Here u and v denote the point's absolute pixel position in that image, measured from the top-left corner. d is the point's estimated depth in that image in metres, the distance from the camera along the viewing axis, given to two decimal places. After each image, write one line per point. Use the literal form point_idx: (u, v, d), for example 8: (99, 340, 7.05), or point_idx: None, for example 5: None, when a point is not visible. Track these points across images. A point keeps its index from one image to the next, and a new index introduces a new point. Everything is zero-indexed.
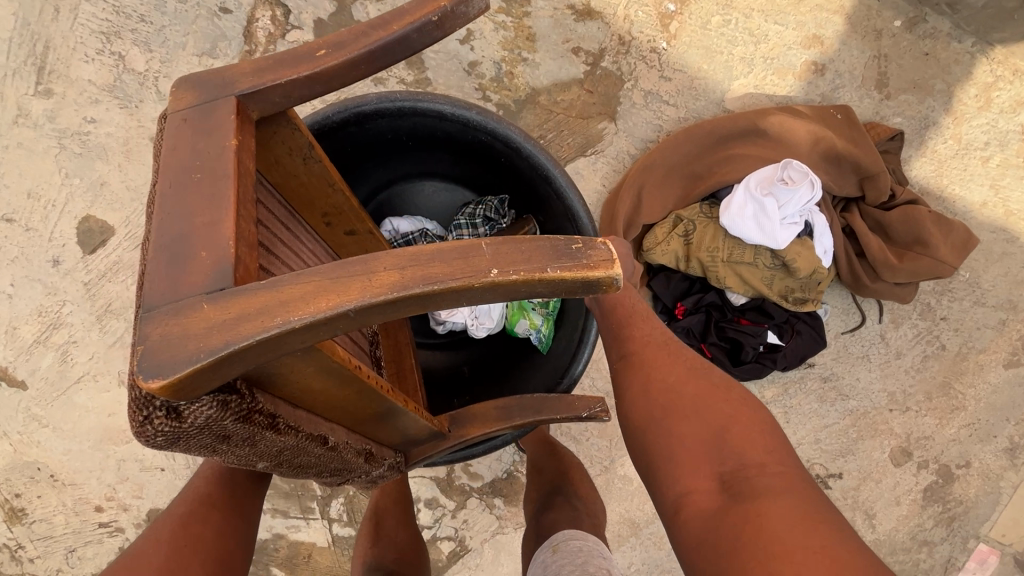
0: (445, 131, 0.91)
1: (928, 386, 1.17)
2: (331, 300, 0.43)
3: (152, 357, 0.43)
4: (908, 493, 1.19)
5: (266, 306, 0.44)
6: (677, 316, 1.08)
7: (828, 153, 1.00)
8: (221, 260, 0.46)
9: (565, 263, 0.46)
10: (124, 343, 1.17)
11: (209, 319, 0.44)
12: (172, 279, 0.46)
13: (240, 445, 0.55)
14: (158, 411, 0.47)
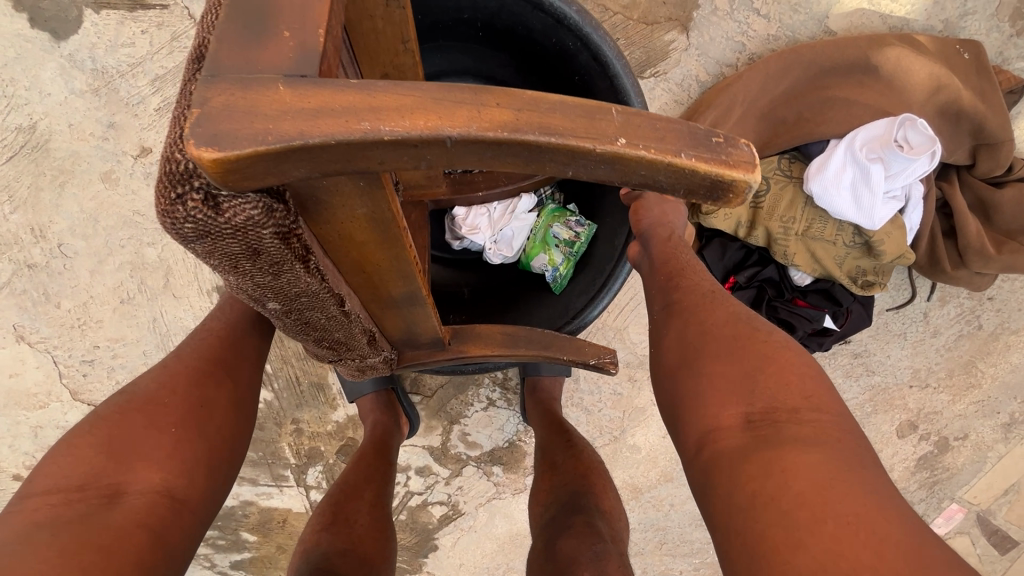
0: (527, 28, 0.65)
1: (953, 364, 1.11)
2: (430, 119, 0.25)
3: (208, 127, 0.25)
4: (903, 460, 1.20)
5: (353, 107, 0.25)
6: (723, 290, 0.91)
7: (947, 107, 0.80)
8: (309, 41, 0.27)
9: (710, 146, 0.26)
10: (15, 290, 0.88)
11: (282, 109, 0.25)
12: (237, 43, 0.27)
13: (262, 280, 0.36)
14: (194, 190, 0.28)
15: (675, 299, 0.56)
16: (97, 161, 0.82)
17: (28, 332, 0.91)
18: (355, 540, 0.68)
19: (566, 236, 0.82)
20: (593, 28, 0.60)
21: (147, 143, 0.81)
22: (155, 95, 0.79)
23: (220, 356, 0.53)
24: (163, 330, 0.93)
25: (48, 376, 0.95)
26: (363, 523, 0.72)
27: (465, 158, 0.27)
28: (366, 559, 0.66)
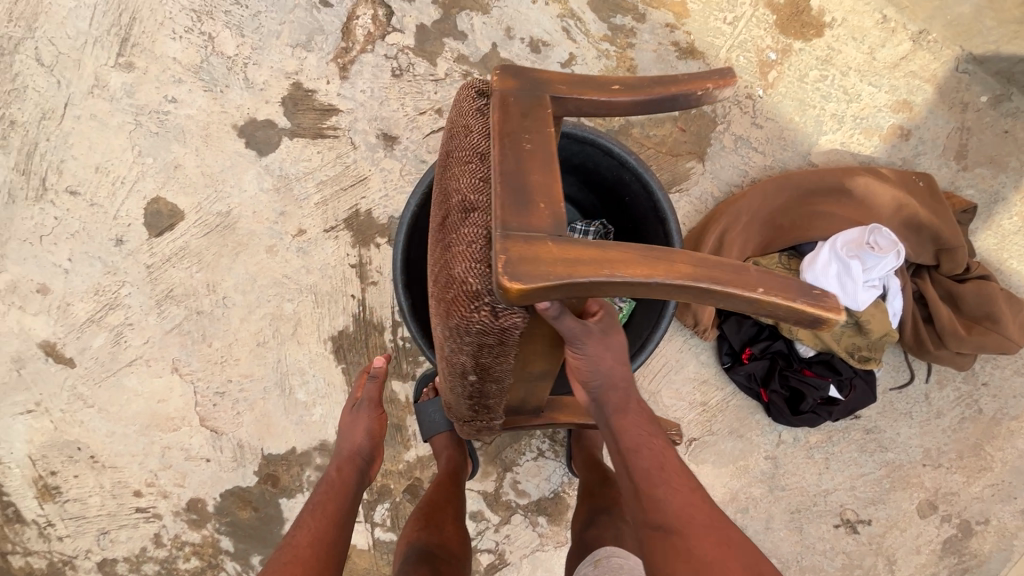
0: (596, 164, 0.94)
1: (961, 445, 1.23)
2: (641, 270, 0.48)
3: (511, 262, 0.47)
4: (929, 543, 1.25)
5: (594, 259, 0.48)
6: (741, 359, 1.12)
7: (909, 221, 1.03)
8: (558, 213, 0.50)
9: (812, 299, 0.47)
10: (182, 330, 1.15)
11: (555, 254, 0.47)
12: (522, 213, 0.50)
13: (494, 353, 0.59)
14: (487, 304, 0.52)
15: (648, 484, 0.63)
16: (266, 237, 1.12)
17: (182, 365, 1.16)
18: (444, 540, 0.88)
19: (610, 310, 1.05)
20: (646, 170, 0.87)
21: (304, 226, 1.12)
22: (316, 193, 1.10)
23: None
24: (285, 369, 1.17)
25: (188, 403, 1.17)
26: (451, 530, 0.92)
27: (656, 291, 0.49)
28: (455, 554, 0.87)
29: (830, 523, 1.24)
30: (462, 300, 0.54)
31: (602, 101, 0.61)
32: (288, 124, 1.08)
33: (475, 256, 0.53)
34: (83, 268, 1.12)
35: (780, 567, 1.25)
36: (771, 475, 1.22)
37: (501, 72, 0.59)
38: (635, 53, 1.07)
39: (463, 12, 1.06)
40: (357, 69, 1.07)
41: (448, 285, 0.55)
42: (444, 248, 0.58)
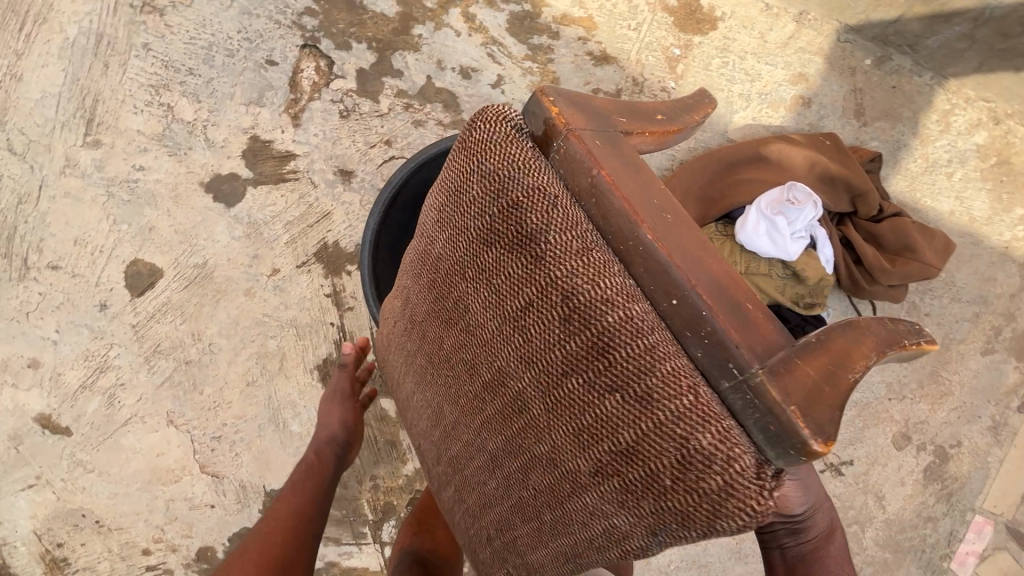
0: None
1: (919, 375, 1.31)
2: (864, 355, 0.42)
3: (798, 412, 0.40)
4: (911, 473, 1.32)
5: (833, 359, 0.41)
6: None
7: (823, 175, 1.14)
8: (760, 306, 0.44)
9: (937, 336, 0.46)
10: (173, 382, 1.20)
11: (810, 371, 0.41)
12: (741, 324, 0.43)
13: None
14: (768, 475, 0.41)
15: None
16: (243, 281, 1.19)
17: (177, 416, 1.21)
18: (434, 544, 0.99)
19: None
20: None
21: (278, 265, 1.19)
22: (285, 234, 1.19)
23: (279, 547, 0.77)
24: (276, 405, 1.22)
25: (186, 453, 1.21)
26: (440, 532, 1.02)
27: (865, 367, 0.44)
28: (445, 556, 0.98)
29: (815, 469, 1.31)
30: (734, 484, 0.41)
31: (654, 137, 0.52)
32: (251, 174, 1.17)
33: (707, 410, 0.43)
34: (71, 337, 1.18)
35: None
36: None
37: (564, 106, 0.50)
38: (555, 67, 1.20)
39: (397, 52, 1.17)
40: (308, 116, 1.17)
41: (669, 456, 0.44)
42: (622, 401, 0.46)
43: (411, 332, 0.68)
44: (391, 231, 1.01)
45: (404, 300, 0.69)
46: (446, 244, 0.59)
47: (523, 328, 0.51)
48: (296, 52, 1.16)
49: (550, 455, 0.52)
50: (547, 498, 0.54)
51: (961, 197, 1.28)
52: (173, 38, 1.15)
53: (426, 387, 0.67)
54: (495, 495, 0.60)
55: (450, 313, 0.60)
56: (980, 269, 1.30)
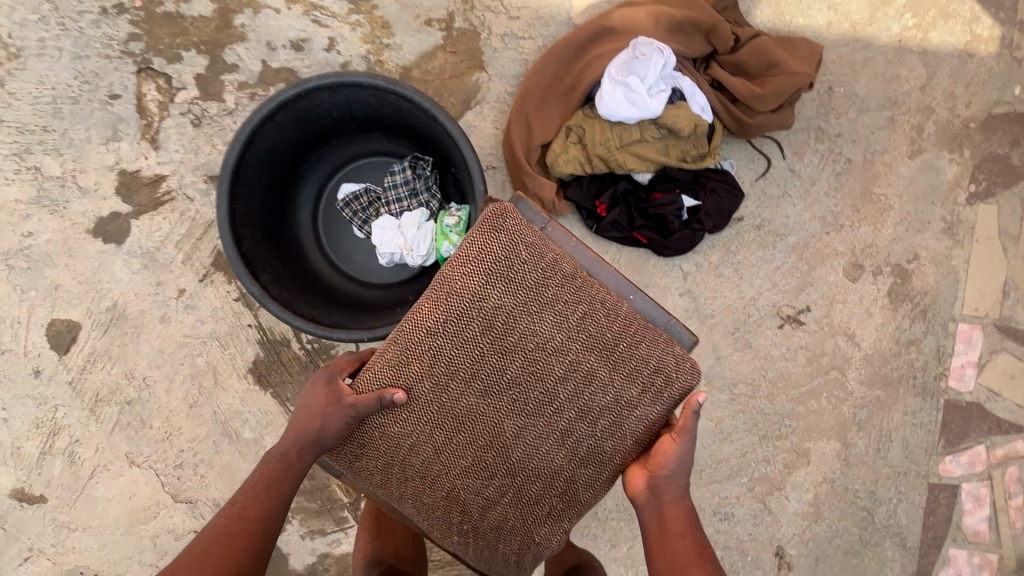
0: (371, 104, 1.03)
1: (852, 199, 1.24)
2: None
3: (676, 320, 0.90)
4: (875, 302, 1.25)
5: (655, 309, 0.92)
6: (601, 214, 1.17)
7: (671, 24, 1.09)
8: None
9: None
10: (122, 425, 1.23)
11: None
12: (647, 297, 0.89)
13: None
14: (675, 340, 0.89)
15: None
16: (156, 310, 1.22)
17: (137, 456, 1.24)
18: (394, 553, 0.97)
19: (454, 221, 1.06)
20: (397, 84, 0.94)
21: (182, 285, 1.22)
22: (179, 253, 1.21)
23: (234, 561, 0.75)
24: (224, 418, 1.24)
25: (156, 488, 1.24)
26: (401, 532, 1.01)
27: None
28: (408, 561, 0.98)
29: (774, 326, 1.25)
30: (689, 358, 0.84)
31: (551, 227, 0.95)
32: (130, 207, 1.20)
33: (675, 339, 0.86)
34: (18, 410, 1.22)
35: (748, 389, 1.25)
36: (694, 309, 1.24)
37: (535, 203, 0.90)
38: (381, 11, 1.19)
39: (227, 47, 1.18)
40: (164, 136, 1.19)
41: (669, 363, 0.82)
42: (648, 343, 0.82)
43: (451, 383, 0.80)
44: (247, 207, 0.99)
45: (428, 359, 0.79)
46: (499, 297, 0.79)
47: (582, 328, 0.80)
48: (134, 79, 1.18)
49: (613, 398, 0.81)
50: (609, 430, 0.82)
51: (834, 6, 1.21)
52: (19, 103, 1.18)
53: (479, 417, 0.81)
54: (568, 461, 0.83)
55: (504, 344, 0.80)
56: (879, 71, 1.23)
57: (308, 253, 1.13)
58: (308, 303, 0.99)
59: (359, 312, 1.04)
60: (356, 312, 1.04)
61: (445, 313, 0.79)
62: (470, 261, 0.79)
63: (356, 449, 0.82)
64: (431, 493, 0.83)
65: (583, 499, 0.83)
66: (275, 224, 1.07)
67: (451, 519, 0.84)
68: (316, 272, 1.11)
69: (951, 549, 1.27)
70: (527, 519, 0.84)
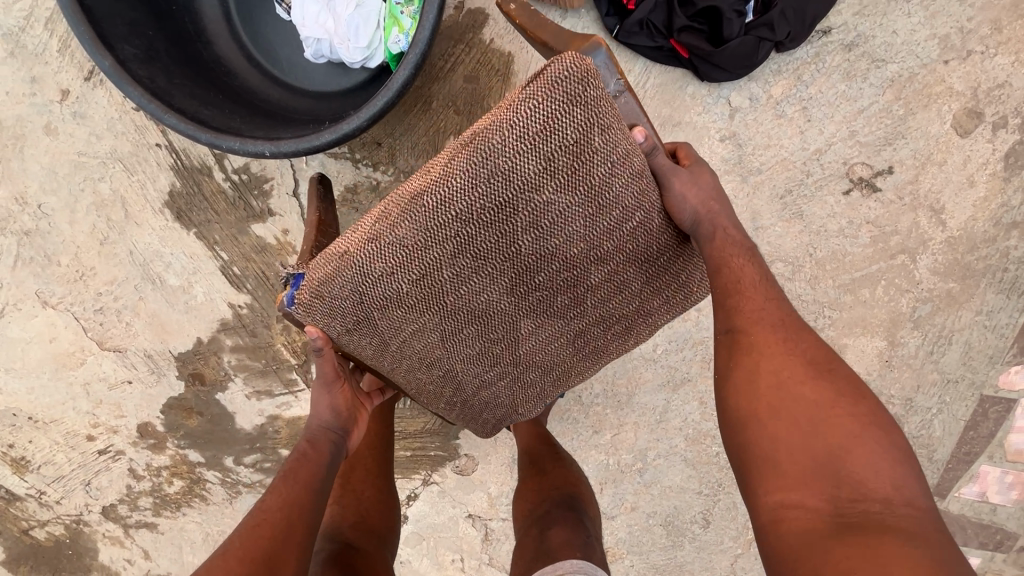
0: None
1: (993, 13, 0.87)
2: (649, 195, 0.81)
3: None
4: (983, 167, 0.93)
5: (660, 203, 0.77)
6: (629, 9, 0.83)
7: None
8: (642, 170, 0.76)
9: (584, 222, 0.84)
10: (25, 260, 1.03)
11: None
12: None
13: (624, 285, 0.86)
14: None
15: (738, 325, 0.59)
16: (36, 118, 0.94)
17: (48, 296, 1.06)
18: (356, 516, 0.76)
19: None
20: None
21: (64, 84, 0.93)
22: (55, 39, 0.91)
23: (266, 549, 0.54)
24: (143, 260, 1.03)
25: (78, 333, 1.09)
26: (369, 495, 0.79)
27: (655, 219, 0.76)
28: (373, 532, 0.75)
29: (838, 191, 0.95)
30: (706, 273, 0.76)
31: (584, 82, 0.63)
32: None
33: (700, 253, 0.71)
34: None
35: (787, 269, 1.00)
36: (737, 161, 0.94)
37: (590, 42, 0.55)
38: None
39: None
40: None
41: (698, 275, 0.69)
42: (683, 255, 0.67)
43: (470, 273, 0.61)
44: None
45: (443, 241, 0.57)
46: (552, 193, 0.55)
47: (627, 233, 0.62)
48: None
49: (632, 308, 0.70)
50: (621, 335, 0.74)
51: None
52: None
53: (495, 308, 0.65)
54: (574, 351, 0.75)
55: (543, 239, 0.59)
56: None
57: (213, 37, 0.84)
58: (197, 102, 0.73)
59: (271, 120, 0.78)
60: (266, 120, 0.78)
61: (474, 188, 0.53)
62: (524, 125, 0.51)
63: (346, 325, 0.62)
64: (419, 363, 0.72)
65: (573, 378, 0.80)
66: None
67: (451, 386, 0.77)
68: (223, 64, 0.84)
69: (982, 465, 1.09)
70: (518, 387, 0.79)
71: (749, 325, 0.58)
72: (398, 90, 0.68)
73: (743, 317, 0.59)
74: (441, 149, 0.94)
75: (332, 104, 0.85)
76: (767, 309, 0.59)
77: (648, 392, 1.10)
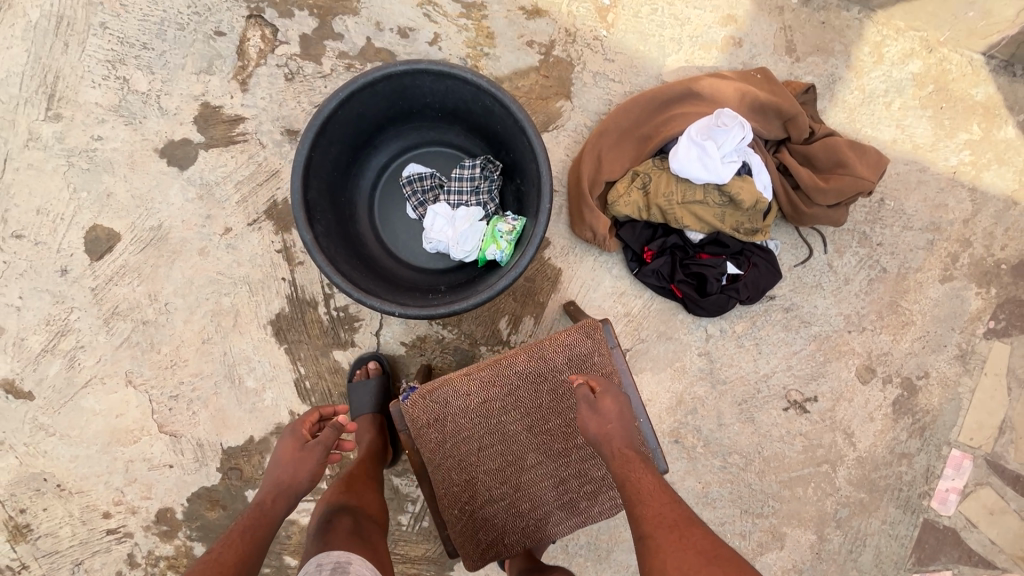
0: (465, 102, 1.09)
1: (878, 305, 1.29)
2: None
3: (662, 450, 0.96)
4: (879, 407, 1.29)
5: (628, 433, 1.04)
6: (645, 260, 1.21)
7: (754, 104, 1.16)
8: None
9: None
10: (130, 343, 1.23)
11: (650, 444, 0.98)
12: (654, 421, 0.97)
13: None
14: None
15: (645, 530, 0.73)
16: (197, 241, 1.23)
17: (135, 376, 1.23)
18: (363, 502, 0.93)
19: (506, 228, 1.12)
20: (498, 91, 1.00)
21: (230, 224, 1.23)
22: (236, 193, 1.23)
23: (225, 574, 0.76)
24: (232, 361, 1.24)
25: (145, 413, 1.23)
26: (370, 501, 0.97)
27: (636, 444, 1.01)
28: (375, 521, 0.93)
29: (778, 407, 1.28)
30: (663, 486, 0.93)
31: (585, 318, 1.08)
32: (202, 138, 1.23)
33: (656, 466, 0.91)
34: (34, 303, 1.22)
35: (741, 461, 1.28)
36: (709, 371, 1.28)
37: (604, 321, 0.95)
38: (490, 22, 1.25)
39: (337, 16, 1.23)
40: (254, 81, 1.23)
41: None
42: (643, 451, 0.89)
43: (504, 414, 0.87)
44: (323, 161, 1.04)
45: (499, 384, 0.87)
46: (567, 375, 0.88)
47: None
48: (242, 22, 1.23)
49: (604, 481, 0.88)
50: (591, 499, 0.88)
51: (902, 125, 1.29)
52: (128, 15, 1.22)
53: (508, 449, 0.87)
54: (555, 504, 0.88)
55: (555, 405, 0.87)
56: (929, 195, 1.29)
57: (359, 218, 1.19)
58: (350, 267, 1.05)
59: (391, 286, 1.09)
60: (388, 287, 1.09)
61: (526, 360, 0.87)
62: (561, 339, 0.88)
63: (424, 420, 0.87)
64: (450, 492, 0.87)
65: (548, 535, 0.88)
66: (340, 180, 1.13)
67: (463, 520, 0.87)
68: (359, 238, 1.17)
69: None
70: (504, 533, 0.87)
71: (652, 528, 0.73)
72: (496, 291, 1.01)
73: (648, 520, 0.74)
74: (496, 322, 1.25)
75: (436, 281, 1.19)
76: (664, 511, 0.74)
77: (624, 550, 1.28)
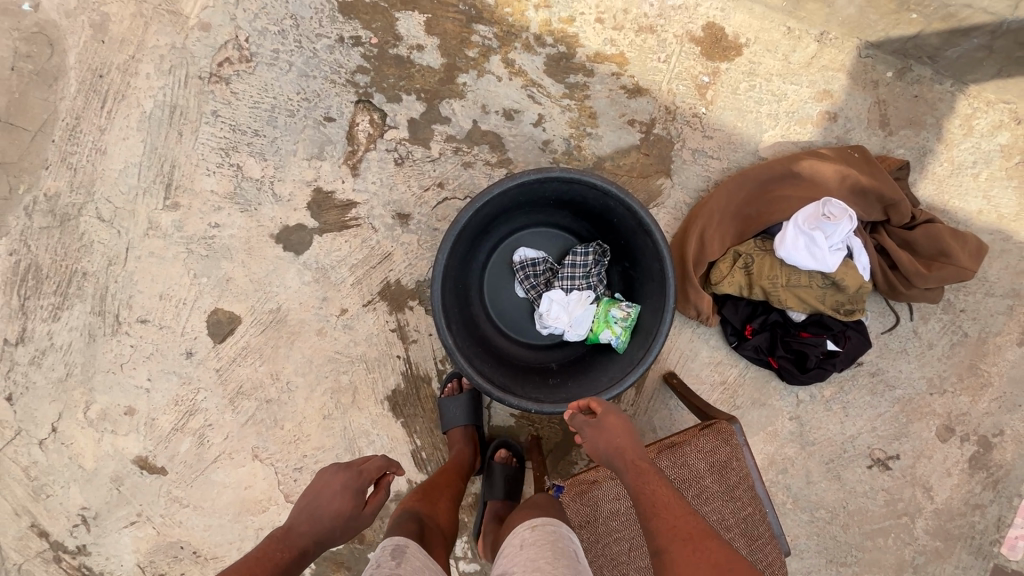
0: (584, 197, 1.14)
1: (959, 368, 1.36)
2: None
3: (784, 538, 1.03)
4: (956, 464, 1.37)
5: None
6: (746, 335, 1.27)
7: (855, 187, 1.20)
8: None
9: None
10: (256, 420, 1.29)
11: None
12: None
13: None
14: None
15: (661, 543, 0.78)
16: (315, 322, 1.28)
17: (261, 451, 1.30)
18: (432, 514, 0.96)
19: (620, 314, 1.17)
20: (627, 196, 1.05)
21: (345, 305, 1.28)
22: (351, 276, 1.27)
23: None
24: (352, 435, 1.30)
25: (272, 484, 1.30)
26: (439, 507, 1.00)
27: None
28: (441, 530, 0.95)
29: (863, 465, 1.37)
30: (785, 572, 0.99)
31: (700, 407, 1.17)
32: (317, 224, 1.27)
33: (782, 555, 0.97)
34: (162, 384, 1.28)
35: (827, 515, 1.37)
36: (799, 433, 1.36)
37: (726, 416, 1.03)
38: (592, 102, 1.28)
39: (445, 100, 1.26)
40: (365, 166, 1.26)
41: (774, 559, 0.95)
42: (772, 542, 0.96)
43: None
44: (454, 261, 1.10)
45: None
46: (703, 478, 0.95)
47: (738, 512, 0.95)
48: (351, 108, 1.25)
49: None
50: None
51: (989, 196, 1.33)
52: (238, 103, 1.24)
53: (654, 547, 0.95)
54: None
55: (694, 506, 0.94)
56: (1011, 263, 1.35)
57: (474, 299, 1.25)
58: (481, 361, 1.12)
59: (514, 374, 1.17)
60: (513, 374, 1.17)
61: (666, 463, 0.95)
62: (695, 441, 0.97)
63: (578, 522, 0.96)
64: None
65: None
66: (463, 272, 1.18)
67: None
68: (475, 319, 1.23)
69: None
70: None
71: (668, 542, 0.78)
72: (626, 385, 1.06)
73: (663, 533, 0.79)
74: None
75: (549, 360, 1.25)
76: (678, 522, 0.80)
77: None
